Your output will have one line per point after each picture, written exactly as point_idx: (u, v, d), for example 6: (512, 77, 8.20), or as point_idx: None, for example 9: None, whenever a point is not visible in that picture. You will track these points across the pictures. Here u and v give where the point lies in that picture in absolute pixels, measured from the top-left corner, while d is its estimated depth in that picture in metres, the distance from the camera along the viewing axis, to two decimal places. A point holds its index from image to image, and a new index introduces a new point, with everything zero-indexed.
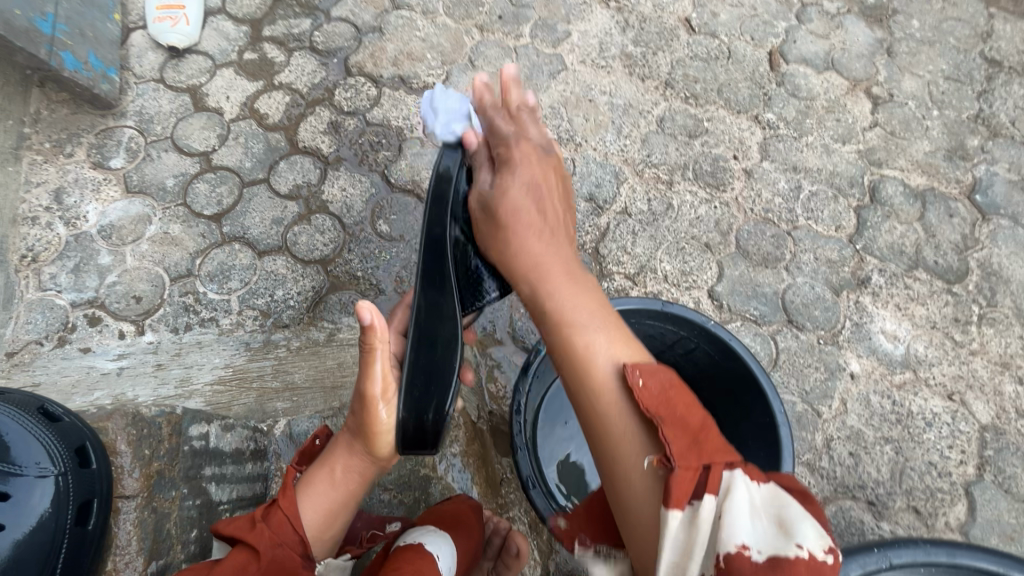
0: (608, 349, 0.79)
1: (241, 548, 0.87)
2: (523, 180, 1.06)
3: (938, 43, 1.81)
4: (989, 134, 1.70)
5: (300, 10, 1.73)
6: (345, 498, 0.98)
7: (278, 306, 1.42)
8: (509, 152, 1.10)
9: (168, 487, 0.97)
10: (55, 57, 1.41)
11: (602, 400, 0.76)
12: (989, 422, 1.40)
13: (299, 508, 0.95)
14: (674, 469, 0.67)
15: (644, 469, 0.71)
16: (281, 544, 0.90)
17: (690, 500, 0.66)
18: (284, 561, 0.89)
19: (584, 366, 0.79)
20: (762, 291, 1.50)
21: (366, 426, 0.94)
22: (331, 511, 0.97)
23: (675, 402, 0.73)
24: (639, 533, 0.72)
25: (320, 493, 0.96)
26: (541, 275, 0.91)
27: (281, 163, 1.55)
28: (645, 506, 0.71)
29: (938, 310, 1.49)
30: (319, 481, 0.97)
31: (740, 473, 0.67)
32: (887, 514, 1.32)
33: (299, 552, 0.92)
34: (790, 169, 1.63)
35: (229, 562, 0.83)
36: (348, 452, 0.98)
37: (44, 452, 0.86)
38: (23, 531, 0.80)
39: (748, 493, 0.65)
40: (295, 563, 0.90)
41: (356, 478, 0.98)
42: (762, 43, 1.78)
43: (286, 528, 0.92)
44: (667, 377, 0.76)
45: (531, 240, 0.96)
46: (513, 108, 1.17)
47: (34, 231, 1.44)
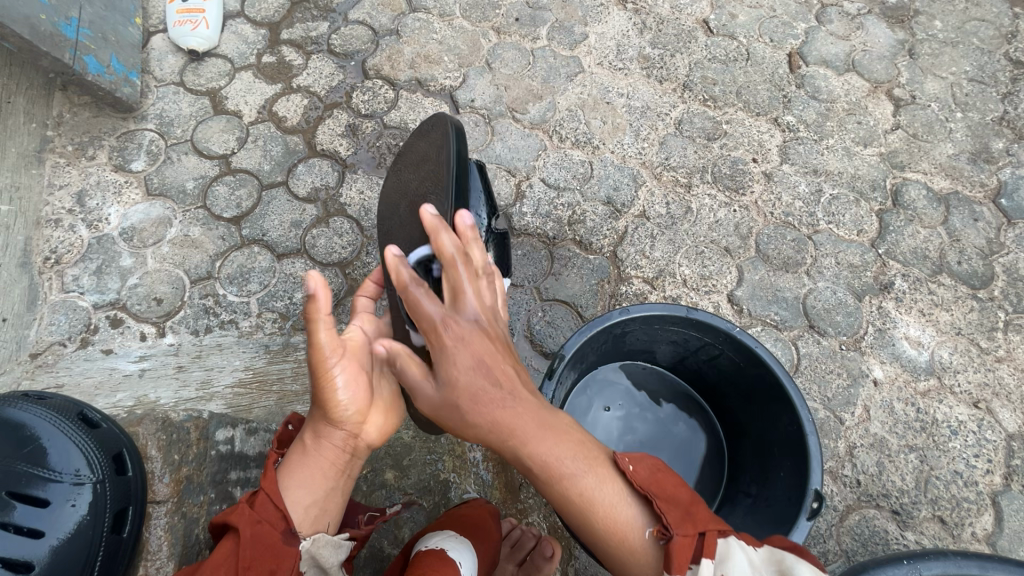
0: (589, 470, 0.78)
1: (227, 537, 0.85)
2: (469, 355, 0.79)
3: (961, 44, 1.78)
4: (1014, 136, 1.67)
5: (318, 13, 1.74)
6: (323, 464, 0.93)
7: (297, 309, 1.42)
8: (440, 342, 0.81)
9: (197, 492, 0.98)
10: (79, 62, 1.42)
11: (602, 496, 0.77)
12: (1016, 431, 1.37)
13: (280, 485, 0.90)
14: (675, 536, 0.74)
15: (645, 536, 0.77)
16: (261, 520, 0.86)
17: (692, 565, 0.73)
18: (264, 538, 0.84)
19: (581, 497, 0.77)
20: (783, 296, 1.48)
21: (322, 392, 0.90)
22: (310, 478, 0.91)
23: (662, 483, 0.81)
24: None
25: (297, 465, 0.92)
26: (522, 438, 0.77)
27: (300, 166, 1.56)
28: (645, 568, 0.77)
29: (963, 316, 1.47)
30: (295, 452, 0.94)
31: (731, 538, 0.76)
32: (913, 523, 1.30)
33: (280, 528, 0.86)
34: (810, 171, 1.62)
35: (215, 555, 0.82)
36: (315, 421, 0.93)
37: (83, 459, 0.88)
38: (58, 537, 0.82)
39: (745, 556, 0.75)
40: (278, 538, 0.85)
41: (329, 443, 0.93)
42: (781, 45, 1.77)
43: (267, 504, 0.87)
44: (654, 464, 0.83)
45: (503, 408, 0.77)
46: (450, 267, 0.84)
47: (57, 233, 1.45)
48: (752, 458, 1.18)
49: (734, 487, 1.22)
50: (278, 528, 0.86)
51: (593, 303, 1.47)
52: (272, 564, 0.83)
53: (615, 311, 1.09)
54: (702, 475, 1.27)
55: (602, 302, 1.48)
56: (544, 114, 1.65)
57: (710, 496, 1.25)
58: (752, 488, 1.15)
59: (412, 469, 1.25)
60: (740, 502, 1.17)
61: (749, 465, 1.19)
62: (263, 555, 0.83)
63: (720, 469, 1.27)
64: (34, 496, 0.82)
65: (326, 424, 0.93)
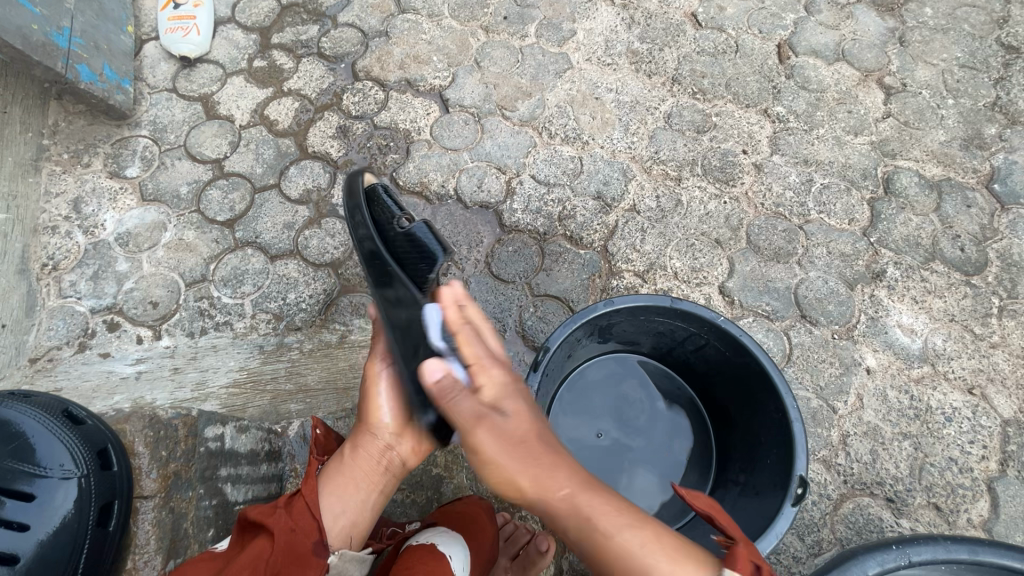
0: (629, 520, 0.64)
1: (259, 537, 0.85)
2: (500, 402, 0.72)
3: (953, 31, 1.77)
4: (1007, 122, 1.66)
5: (309, 17, 1.75)
6: (359, 474, 0.96)
7: (290, 309, 1.44)
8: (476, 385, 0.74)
9: (184, 488, 1.02)
10: (72, 70, 1.44)
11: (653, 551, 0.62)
12: (1012, 416, 1.37)
13: (319, 496, 0.93)
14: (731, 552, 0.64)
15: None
16: (297, 529, 0.87)
17: None
18: (297, 547, 0.85)
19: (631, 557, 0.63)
20: (774, 287, 1.48)
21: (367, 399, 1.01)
22: (345, 486, 0.94)
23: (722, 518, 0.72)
24: None
25: (337, 472, 0.96)
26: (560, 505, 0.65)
27: (292, 168, 1.57)
28: None
29: (957, 302, 1.46)
30: (339, 464, 0.97)
31: None
32: (907, 511, 1.30)
33: (313, 538, 0.87)
34: (801, 162, 1.61)
35: (245, 554, 0.82)
36: (357, 433, 0.99)
37: (68, 454, 0.87)
38: (46, 532, 0.82)
39: None
40: (309, 548, 0.86)
41: (367, 455, 0.97)
42: (770, 36, 1.77)
43: (304, 514, 0.89)
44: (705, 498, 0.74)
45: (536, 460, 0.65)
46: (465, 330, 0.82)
47: (54, 240, 1.47)
48: (740, 446, 1.18)
49: (723, 475, 1.22)
50: (312, 539, 0.87)
51: (583, 298, 1.48)
52: (302, 569, 0.83)
53: (600, 303, 1.09)
54: (693, 465, 1.28)
55: (593, 296, 1.48)
56: (533, 111, 1.66)
57: (701, 485, 1.25)
58: (741, 476, 1.15)
59: None
60: (730, 491, 1.17)
61: (737, 454, 1.19)
62: (294, 561, 0.83)
63: (710, 457, 1.28)
64: (20, 491, 0.82)
65: (368, 433, 0.98)
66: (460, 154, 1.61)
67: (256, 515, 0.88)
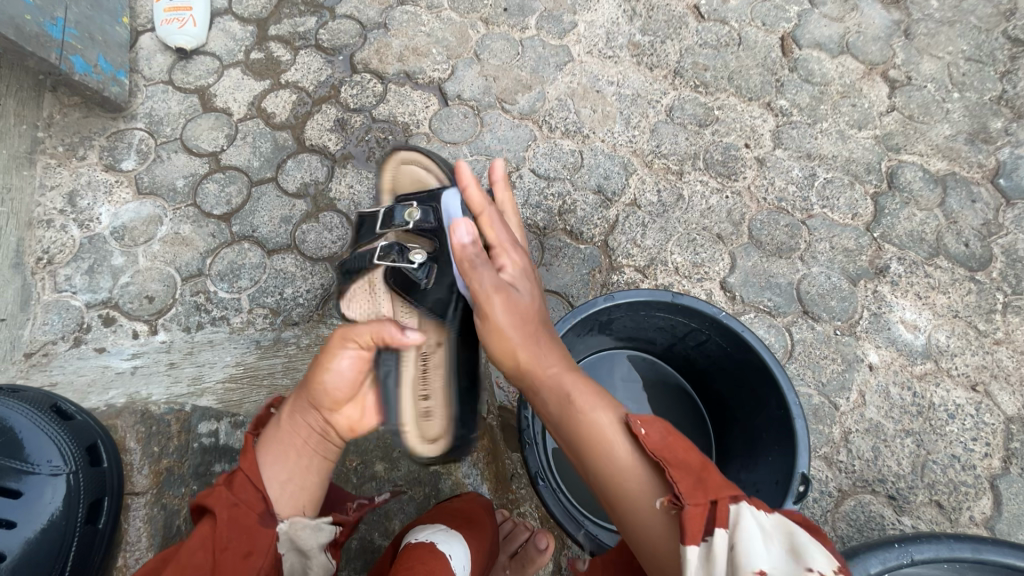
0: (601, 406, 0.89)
1: (203, 519, 0.88)
2: (524, 284, 1.06)
3: (958, 23, 1.75)
4: (1013, 115, 1.64)
5: (306, 8, 1.73)
6: (298, 441, 0.96)
7: (287, 304, 1.42)
8: (506, 267, 1.07)
9: (177, 485, 1.07)
10: (66, 61, 1.42)
11: (608, 448, 0.85)
12: (1016, 413, 1.35)
13: (259, 468, 0.94)
14: (686, 506, 0.75)
15: (655, 508, 0.80)
16: (238, 503, 0.89)
17: (706, 538, 0.72)
18: (241, 519, 0.88)
19: (595, 432, 0.86)
20: (776, 282, 1.47)
21: (320, 370, 0.95)
22: (286, 454, 0.95)
23: (675, 446, 0.83)
24: (653, 542, 0.79)
25: (275, 440, 0.97)
26: (552, 373, 0.94)
27: (289, 162, 1.56)
28: (649, 506, 0.80)
29: (961, 298, 1.45)
30: (277, 438, 0.97)
31: (744, 504, 0.75)
32: (908, 508, 1.29)
33: (258, 510, 0.90)
34: (804, 156, 1.59)
35: (193, 533, 0.85)
36: (297, 399, 0.98)
37: (56, 451, 0.94)
38: (34, 530, 0.88)
39: (756, 524, 0.72)
40: (255, 520, 0.89)
41: (307, 422, 0.97)
42: (773, 28, 1.74)
43: (246, 488, 0.92)
44: (666, 425, 0.85)
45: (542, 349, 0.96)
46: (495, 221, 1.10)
47: (49, 234, 1.46)
48: (741, 444, 1.18)
49: (725, 472, 1.21)
50: (256, 511, 0.90)
51: (583, 293, 1.47)
52: (247, 544, 0.86)
53: (599, 298, 1.07)
54: None
55: (593, 292, 1.47)
56: (533, 105, 1.64)
57: None
58: (742, 473, 1.15)
59: (402, 461, 1.26)
60: None
61: (738, 451, 1.18)
62: (238, 536, 0.87)
63: (713, 454, 1.27)
64: (8, 488, 0.89)
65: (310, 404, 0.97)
66: (459, 147, 1.60)
67: (200, 497, 0.91)
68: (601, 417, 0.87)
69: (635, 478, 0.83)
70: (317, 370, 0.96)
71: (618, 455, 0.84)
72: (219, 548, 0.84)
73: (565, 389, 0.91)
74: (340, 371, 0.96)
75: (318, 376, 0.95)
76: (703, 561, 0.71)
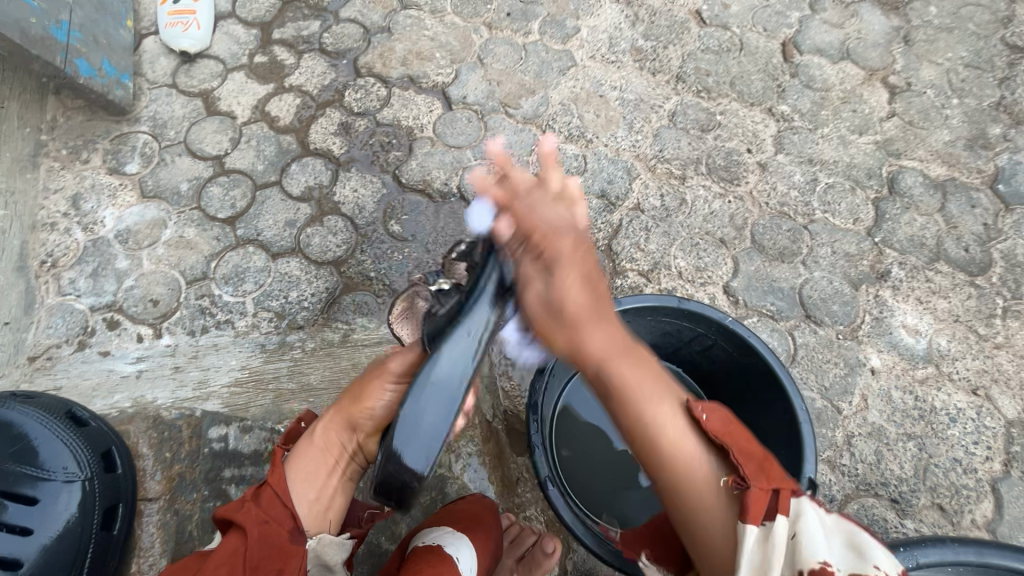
0: (660, 379, 0.84)
1: (231, 533, 0.87)
2: (575, 273, 0.85)
3: (957, 30, 1.77)
4: (1011, 122, 1.66)
5: (310, 12, 1.74)
6: (325, 461, 0.96)
7: (293, 307, 1.42)
8: (553, 248, 0.87)
9: (190, 489, 1.08)
10: (71, 64, 1.43)
11: (672, 447, 0.80)
12: (1016, 417, 1.37)
13: (287, 483, 0.94)
14: (749, 488, 0.75)
15: (717, 487, 0.78)
16: (269, 520, 0.89)
17: (767, 521, 0.73)
18: (272, 537, 0.87)
19: (655, 430, 0.80)
20: (778, 287, 1.48)
21: (365, 390, 0.96)
22: (313, 474, 0.95)
23: (737, 434, 0.81)
24: (709, 542, 0.77)
25: (303, 458, 0.96)
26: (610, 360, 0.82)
27: (294, 166, 1.56)
28: (720, 515, 0.76)
29: (961, 302, 1.46)
30: (306, 450, 0.97)
31: (805, 499, 0.75)
32: (911, 512, 1.30)
33: (288, 527, 0.89)
34: (805, 161, 1.61)
35: (220, 549, 0.85)
36: (335, 417, 0.98)
37: (70, 458, 1.00)
38: (49, 536, 0.94)
39: (818, 517, 0.73)
40: (285, 538, 0.88)
41: (336, 443, 0.97)
42: (775, 34, 1.75)
43: (275, 504, 0.91)
44: (726, 413, 0.83)
45: (594, 330, 0.83)
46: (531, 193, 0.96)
47: (53, 237, 1.46)
48: None
49: None
50: (286, 529, 0.89)
51: None
52: (280, 562, 0.85)
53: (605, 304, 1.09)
54: None
55: None
56: (537, 109, 1.65)
57: None
58: None
59: None
60: None
61: None
62: (269, 555, 0.85)
63: None
64: (25, 495, 0.95)
65: (344, 426, 0.97)
66: (463, 151, 1.60)
67: (225, 510, 0.90)
68: (660, 397, 0.82)
69: (699, 465, 0.79)
70: (363, 392, 0.97)
71: (687, 453, 0.80)
72: (249, 566, 0.83)
73: (623, 371, 0.81)
74: (379, 403, 0.95)
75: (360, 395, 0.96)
76: (765, 548, 0.71)
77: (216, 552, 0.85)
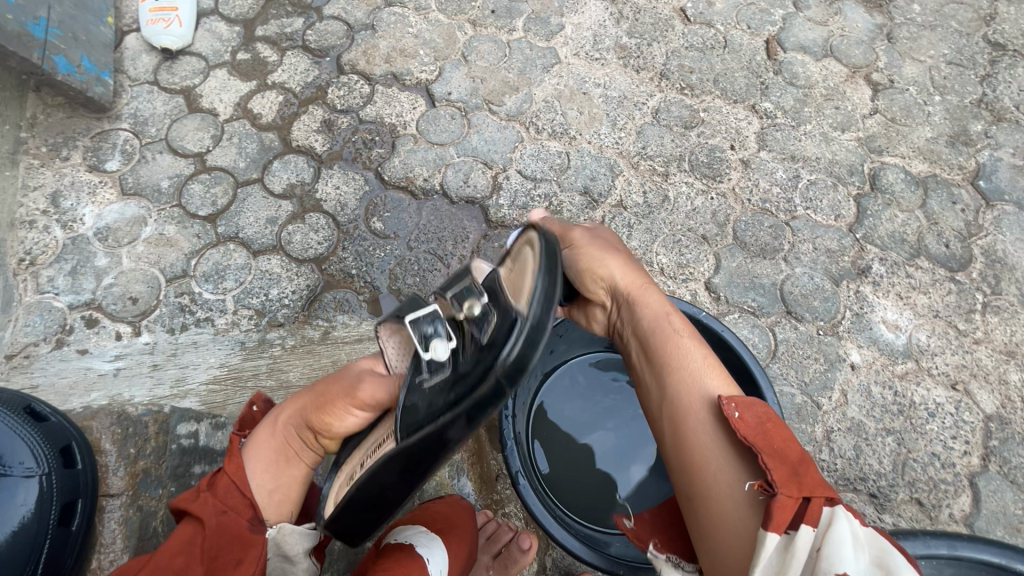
0: (710, 366, 0.83)
1: (188, 522, 0.89)
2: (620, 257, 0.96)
3: (940, 28, 1.77)
4: (993, 119, 1.66)
5: (294, 9, 1.73)
6: (285, 451, 0.96)
7: (273, 305, 1.42)
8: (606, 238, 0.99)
9: (154, 486, 1.11)
10: (48, 61, 1.42)
11: (697, 427, 0.77)
12: (994, 412, 1.37)
13: (245, 472, 0.94)
14: (776, 494, 0.66)
15: (742, 492, 0.70)
16: (227, 510, 0.90)
17: (790, 531, 0.63)
18: (230, 527, 0.88)
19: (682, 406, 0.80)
20: (760, 283, 1.48)
21: (330, 401, 0.91)
22: (272, 464, 0.95)
23: (772, 436, 0.72)
24: (723, 543, 0.69)
25: (261, 447, 0.96)
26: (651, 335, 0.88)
27: (276, 163, 1.55)
28: (735, 512, 0.70)
29: (941, 298, 1.47)
30: (263, 437, 0.96)
31: (840, 509, 0.64)
32: (890, 506, 1.30)
33: (247, 516, 0.90)
34: (788, 158, 1.61)
35: (175, 541, 0.86)
36: (298, 411, 0.95)
37: (28, 454, 0.99)
38: (5, 533, 0.92)
39: (850, 528, 0.62)
40: (244, 527, 0.89)
41: (296, 440, 0.95)
42: (759, 31, 1.76)
43: (232, 492, 0.92)
44: (765, 412, 0.75)
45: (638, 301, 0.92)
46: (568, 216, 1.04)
47: (32, 235, 1.45)
48: None
49: None
50: (245, 516, 0.90)
51: None
52: (238, 553, 0.86)
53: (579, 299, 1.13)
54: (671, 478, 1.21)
55: None
56: (520, 106, 1.65)
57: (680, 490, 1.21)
58: None
59: None
60: None
61: None
62: (229, 544, 0.86)
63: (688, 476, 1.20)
64: None
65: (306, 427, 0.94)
66: (446, 148, 1.60)
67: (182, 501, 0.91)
68: (701, 380, 0.81)
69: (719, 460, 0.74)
70: (328, 403, 0.91)
71: (706, 440, 0.76)
72: (208, 559, 0.84)
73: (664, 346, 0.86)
74: (342, 422, 0.91)
75: (325, 406, 0.91)
76: (778, 558, 0.62)
77: (169, 542, 0.86)
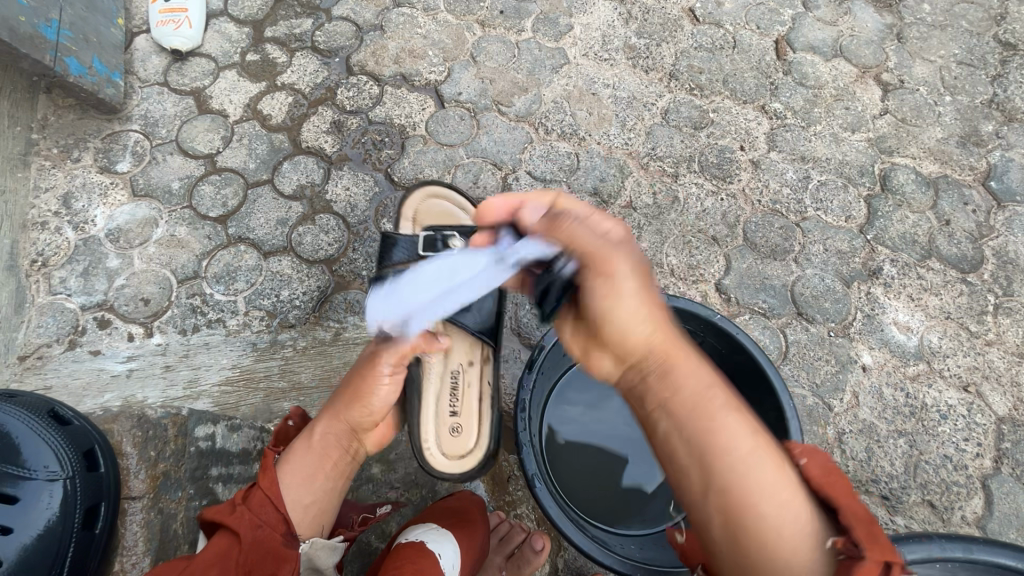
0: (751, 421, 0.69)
1: (222, 534, 0.88)
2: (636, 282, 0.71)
3: (951, 27, 1.76)
4: (1004, 119, 1.66)
5: (302, 10, 1.73)
6: (323, 463, 0.98)
7: (284, 306, 1.42)
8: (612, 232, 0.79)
9: (173, 488, 1.11)
10: (60, 63, 1.42)
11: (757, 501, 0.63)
12: (1006, 414, 1.37)
13: (281, 487, 0.94)
14: (861, 558, 0.58)
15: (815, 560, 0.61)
16: (263, 525, 0.90)
17: None
18: (265, 542, 0.88)
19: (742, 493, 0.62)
20: (771, 284, 1.48)
21: (366, 387, 1.00)
22: (308, 477, 0.97)
23: (832, 484, 0.66)
24: None
25: (296, 460, 0.98)
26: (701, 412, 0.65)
27: (286, 164, 1.55)
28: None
29: (953, 299, 1.46)
30: (301, 450, 0.99)
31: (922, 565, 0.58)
32: (902, 508, 1.31)
33: (281, 531, 0.91)
34: (798, 159, 1.61)
35: (209, 551, 0.85)
36: (336, 414, 1.01)
37: (52, 457, 0.99)
38: (29, 535, 0.93)
39: None
40: (279, 542, 0.89)
41: (335, 443, 1.00)
42: (768, 31, 1.75)
43: (268, 508, 0.92)
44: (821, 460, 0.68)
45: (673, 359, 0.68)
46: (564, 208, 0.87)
47: (44, 236, 1.46)
48: None
49: None
50: (279, 532, 0.90)
51: None
52: (273, 565, 0.86)
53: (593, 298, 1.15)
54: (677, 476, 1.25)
55: None
56: (530, 107, 1.65)
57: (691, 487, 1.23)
58: None
59: (398, 463, 1.27)
60: None
61: None
62: (263, 559, 0.86)
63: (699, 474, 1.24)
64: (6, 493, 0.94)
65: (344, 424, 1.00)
66: (455, 149, 1.60)
67: (216, 514, 0.91)
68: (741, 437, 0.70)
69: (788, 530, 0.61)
70: (365, 390, 1.00)
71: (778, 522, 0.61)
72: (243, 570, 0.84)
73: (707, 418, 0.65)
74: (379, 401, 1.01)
75: (362, 392, 1.00)
76: None
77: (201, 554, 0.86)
